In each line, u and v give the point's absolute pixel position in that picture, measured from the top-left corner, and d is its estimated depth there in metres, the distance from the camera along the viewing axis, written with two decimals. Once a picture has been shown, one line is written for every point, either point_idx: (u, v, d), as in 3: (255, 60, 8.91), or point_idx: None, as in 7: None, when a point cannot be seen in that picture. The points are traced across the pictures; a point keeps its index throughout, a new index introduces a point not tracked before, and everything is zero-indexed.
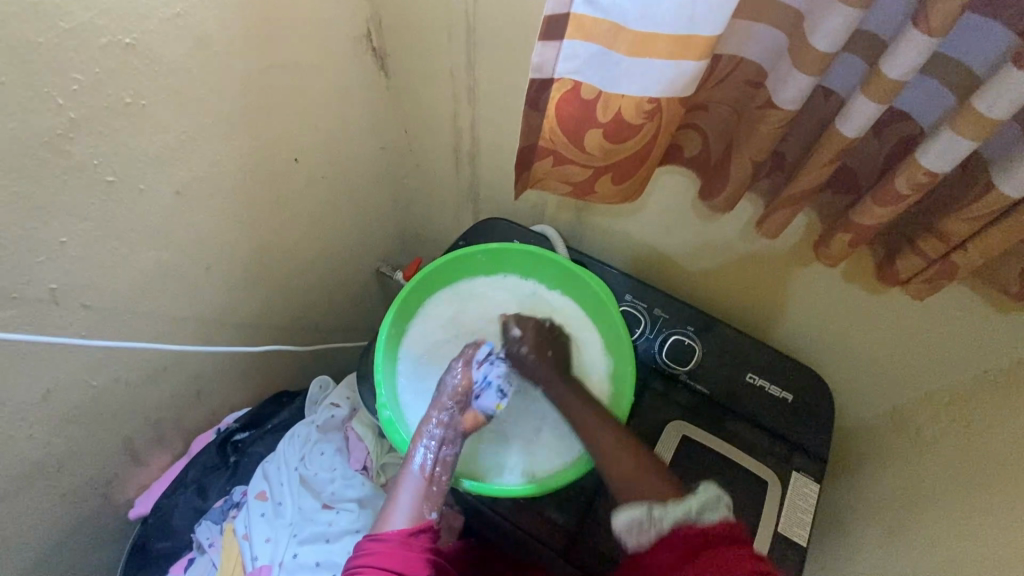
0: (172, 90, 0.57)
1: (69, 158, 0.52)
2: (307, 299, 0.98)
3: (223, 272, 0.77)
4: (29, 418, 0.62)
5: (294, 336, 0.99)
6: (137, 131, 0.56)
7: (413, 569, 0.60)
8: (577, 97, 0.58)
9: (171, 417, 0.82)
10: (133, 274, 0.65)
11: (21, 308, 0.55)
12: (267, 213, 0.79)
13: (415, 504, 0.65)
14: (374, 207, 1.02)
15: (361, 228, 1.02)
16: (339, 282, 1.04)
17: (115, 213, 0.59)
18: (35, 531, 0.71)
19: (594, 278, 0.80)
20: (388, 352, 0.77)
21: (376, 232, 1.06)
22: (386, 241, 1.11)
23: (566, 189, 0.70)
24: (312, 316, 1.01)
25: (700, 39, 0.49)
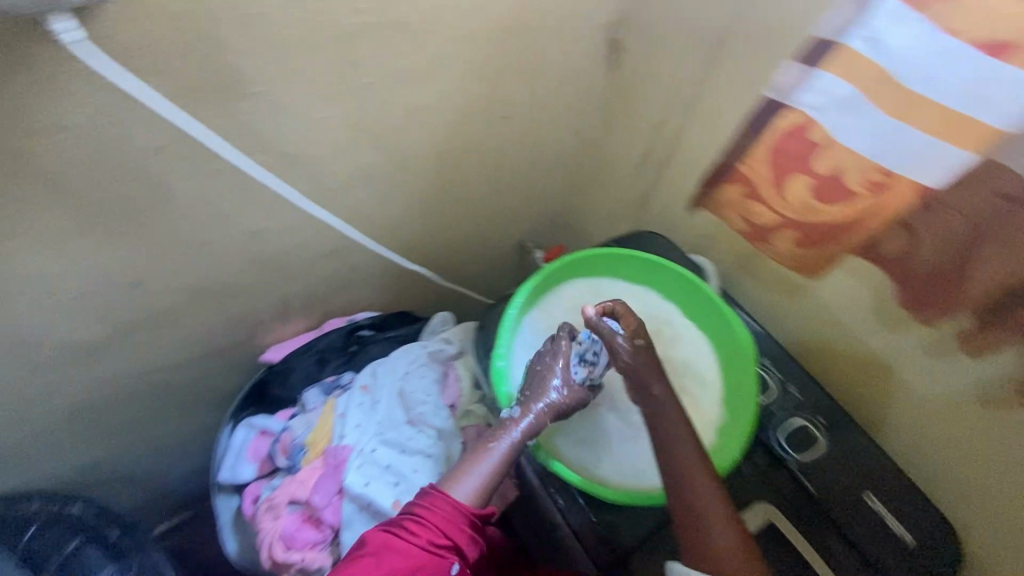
0: (442, 18, 0.64)
1: (351, 50, 0.61)
2: (458, 244, 1.05)
3: (410, 192, 0.86)
4: (232, 246, 0.75)
5: (435, 271, 1.07)
6: (405, 46, 0.65)
7: (464, 547, 0.62)
8: (803, 136, 0.59)
9: (320, 293, 0.94)
10: (349, 163, 0.74)
11: (270, 157, 0.67)
12: (464, 153, 0.86)
13: (484, 484, 0.66)
14: (547, 185, 1.06)
15: (527, 201, 1.07)
16: (490, 241, 1.10)
17: (361, 108, 0.68)
18: (198, 336, 0.85)
19: (737, 319, 0.77)
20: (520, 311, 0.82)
21: (539, 209, 1.11)
22: (543, 222, 1.15)
23: (743, 227, 0.72)
24: (457, 260, 1.08)
25: (985, 128, 0.48)
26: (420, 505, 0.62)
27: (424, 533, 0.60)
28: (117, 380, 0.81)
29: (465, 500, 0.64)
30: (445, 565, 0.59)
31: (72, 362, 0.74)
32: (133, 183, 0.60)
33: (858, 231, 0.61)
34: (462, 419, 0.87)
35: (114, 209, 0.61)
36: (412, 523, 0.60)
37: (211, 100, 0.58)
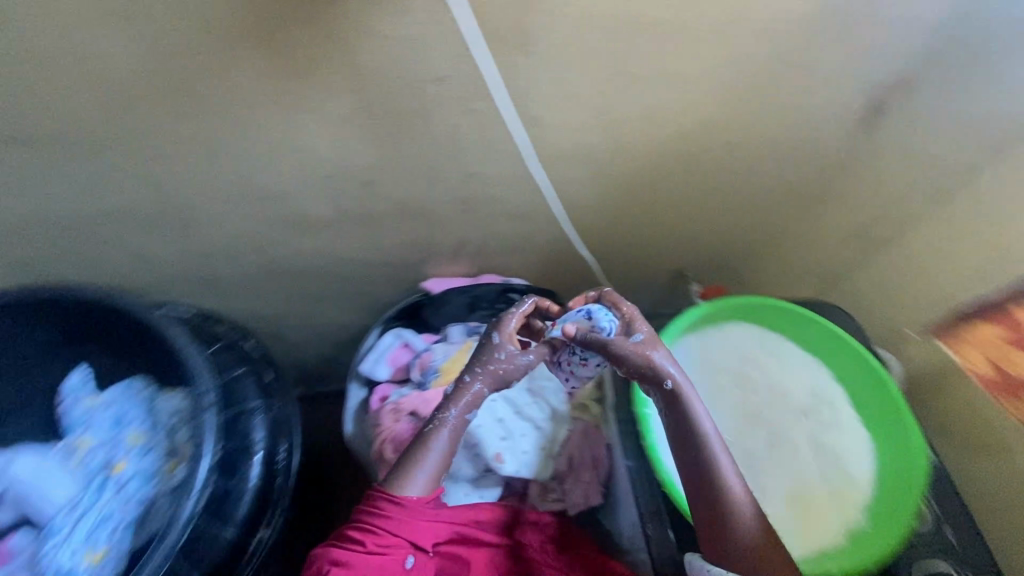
0: (726, 25, 0.65)
1: (628, 39, 0.65)
2: (627, 262, 1.04)
3: (611, 189, 0.87)
4: (446, 177, 0.81)
5: (592, 279, 1.07)
6: (675, 47, 0.67)
7: (421, 541, 0.69)
8: None
9: (491, 250, 0.99)
10: (576, 138, 0.77)
11: (515, 112, 0.72)
12: (678, 170, 0.86)
13: (435, 474, 0.70)
14: (738, 236, 1.01)
15: (710, 244, 1.03)
16: (656, 272, 1.07)
17: (610, 93, 0.72)
18: (383, 248, 0.95)
19: (914, 423, 0.71)
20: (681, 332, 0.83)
21: (717, 258, 1.06)
22: (715, 275, 1.10)
23: (990, 372, 0.69)
24: (621, 275, 1.07)
25: None
26: (369, 508, 0.68)
27: (371, 540, 0.65)
28: (310, 256, 0.94)
29: (420, 494, 0.69)
30: (401, 559, 0.66)
31: (290, 228, 0.87)
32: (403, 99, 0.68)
33: None
34: (575, 408, 0.91)
35: (381, 115, 0.70)
36: (361, 530, 0.66)
37: (497, 49, 0.64)
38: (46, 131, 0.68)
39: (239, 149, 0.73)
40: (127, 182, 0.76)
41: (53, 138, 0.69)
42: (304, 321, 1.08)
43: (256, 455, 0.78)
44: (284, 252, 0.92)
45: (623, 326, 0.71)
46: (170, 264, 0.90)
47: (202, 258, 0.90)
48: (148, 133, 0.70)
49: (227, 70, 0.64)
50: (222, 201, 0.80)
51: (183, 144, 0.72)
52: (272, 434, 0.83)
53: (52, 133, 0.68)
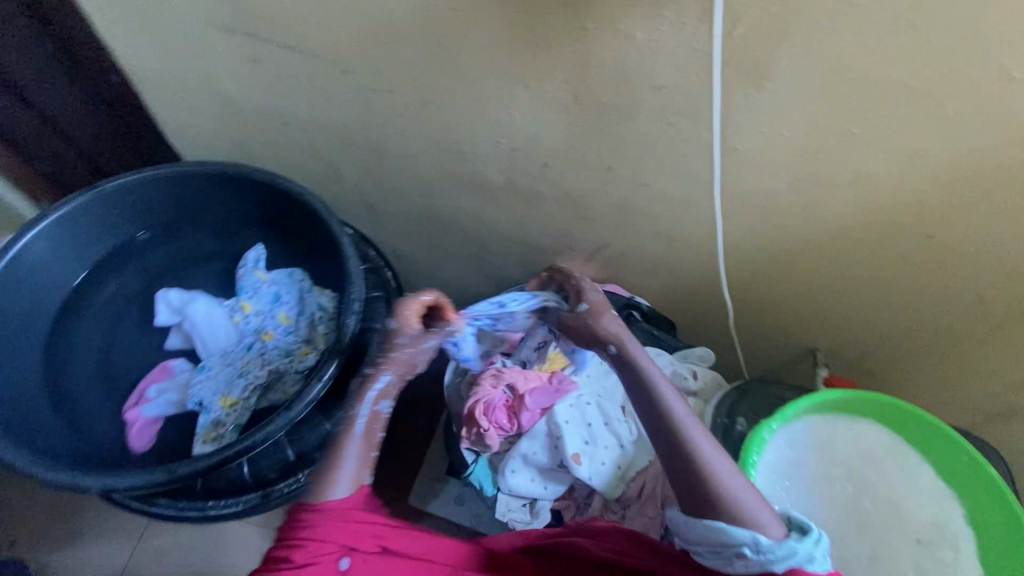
0: (977, 106, 0.60)
1: (870, 101, 0.62)
2: (758, 318, 0.98)
3: (773, 238, 0.83)
4: (614, 181, 0.82)
5: (715, 322, 1.03)
6: (916, 123, 0.63)
7: (357, 540, 0.62)
8: None
9: (624, 263, 0.99)
10: (758, 178, 0.75)
11: (717, 137, 0.71)
12: (853, 243, 0.80)
13: (360, 469, 0.66)
14: (891, 332, 0.92)
15: (856, 330, 0.94)
16: (783, 338, 1.01)
17: (821, 147, 0.69)
18: (525, 227, 0.98)
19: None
20: (812, 410, 0.77)
21: (856, 347, 0.97)
22: (848, 362, 1.01)
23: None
24: (743, 330, 1.02)
25: None
26: (291, 523, 0.62)
27: (297, 552, 0.59)
28: (461, 211, 0.99)
29: (347, 494, 0.64)
30: (333, 564, 0.60)
31: (456, 181, 0.93)
32: (616, 95, 0.69)
33: None
34: None
35: (584, 106, 0.72)
36: (285, 544, 0.61)
37: (731, 72, 0.63)
38: (298, 49, 0.77)
39: (438, 105, 0.79)
40: (343, 104, 0.84)
41: (302, 56, 0.78)
42: (428, 263, 1.15)
43: None
44: (441, 200, 0.98)
45: (574, 296, 0.79)
46: (343, 184, 1.00)
47: (372, 182, 0.98)
48: (370, 74, 0.77)
49: (458, 41, 0.69)
50: (410, 144, 0.87)
51: (392, 91, 0.79)
52: None
53: (300, 56, 0.78)
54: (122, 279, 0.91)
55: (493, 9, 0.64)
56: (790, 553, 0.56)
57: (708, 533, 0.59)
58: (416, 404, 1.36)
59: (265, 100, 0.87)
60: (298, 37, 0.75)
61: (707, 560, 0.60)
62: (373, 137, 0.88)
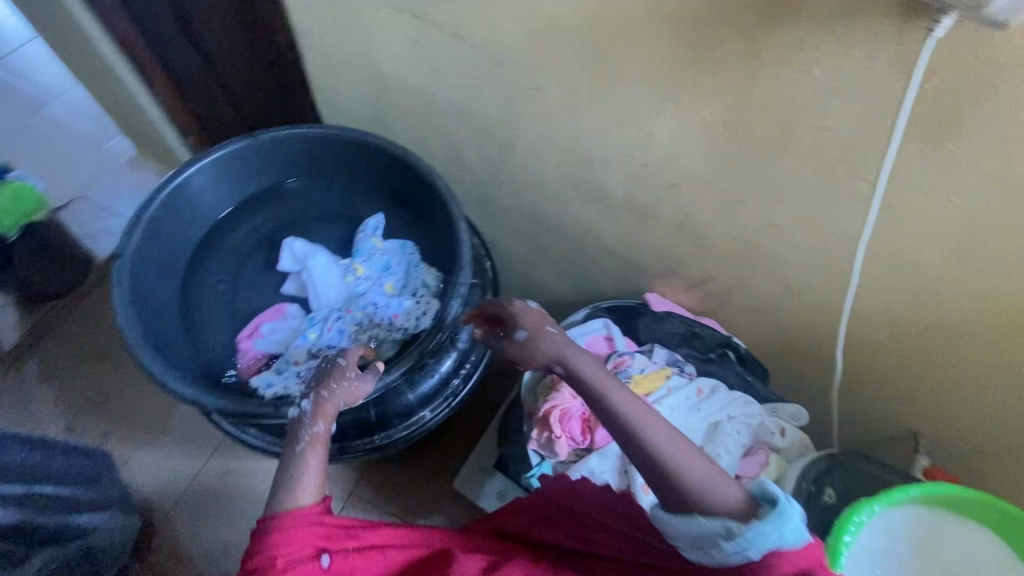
0: None
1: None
2: (861, 386, 0.92)
3: (904, 307, 0.77)
4: (741, 214, 0.79)
5: (812, 378, 0.97)
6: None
7: (331, 540, 0.60)
8: None
9: (728, 299, 0.95)
10: (904, 242, 0.70)
11: (877, 190, 0.66)
12: (999, 334, 0.72)
13: (320, 477, 0.62)
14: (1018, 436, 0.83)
15: (977, 425, 0.85)
16: (885, 413, 0.94)
17: (999, 220, 0.62)
18: (632, 243, 0.97)
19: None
20: (919, 498, 0.72)
21: (969, 440, 0.89)
22: (955, 453, 0.92)
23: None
24: (843, 394, 0.95)
25: None
26: (259, 537, 0.58)
27: (282, 557, 0.56)
28: (573, 216, 0.99)
29: (312, 501, 0.60)
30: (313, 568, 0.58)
31: (573, 184, 0.93)
32: (773, 128, 0.67)
33: None
34: None
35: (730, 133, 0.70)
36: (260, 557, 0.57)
37: (914, 125, 0.59)
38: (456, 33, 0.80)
39: (578, 108, 0.80)
40: (486, 95, 0.86)
41: (457, 41, 0.81)
42: (525, 261, 1.17)
43: (453, 351, 0.89)
44: (555, 202, 0.98)
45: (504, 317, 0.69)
46: (464, 167, 1.03)
47: (493, 174, 1.01)
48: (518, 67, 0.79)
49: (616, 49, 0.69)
50: (539, 141, 0.89)
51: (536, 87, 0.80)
52: (471, 343, 0.92)
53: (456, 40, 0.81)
54: (256, 221, 1.00)
55: (667, 24, 0.63)
56: (764, 534, 0.51)
57: (691, 528, 0.54)
58: (480, 392, 1.39)
59: (414, 81, 0.92)
60: (463, 24, 0.78)
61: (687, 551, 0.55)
62: (506, 131, 0.91)
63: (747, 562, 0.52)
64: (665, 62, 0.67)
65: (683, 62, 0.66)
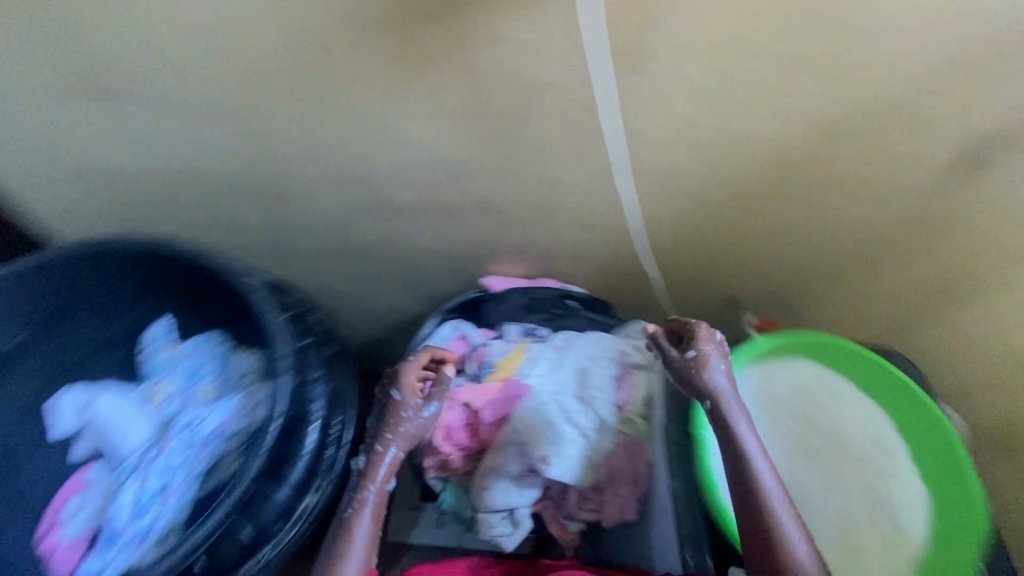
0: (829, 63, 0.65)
1: (748, 65, 0.66)
2: (685, 286, 1.03)
3: (684, 210, 0.87)
4: (527, 180, 0.83)
5: (649, 295, 1.07)
6: (790, 80, 0.67)
7: None
8: None
9: (553, 257, 1.01)
10: (657, 158, 0.78)
11: (618, 124, 0.74)
12: (754, 204, 0.85)
13: (366, 554, 0.76)
14: (806, 284, 0.98)
15: (778, 286, 1.00)
16: (713, 304, 1.06)
17: (712, 113, 0.72)
18: (449, 241, 0.97)
19: (976, 475, 0.71)
20: (742, 358, 0.83)
21: (779, 303, 1.03)
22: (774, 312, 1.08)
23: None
24: (675, 297, 1.06)
25: None
26: None
27: None
28: (384, 237, 0.97)
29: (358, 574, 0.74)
30: None
31: (369, 207, 0.91)
32: (514, 90, 0.70)
33: None
34: (623, 422, 0.90)
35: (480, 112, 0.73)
36: None
37: (616, 59, 0.66)
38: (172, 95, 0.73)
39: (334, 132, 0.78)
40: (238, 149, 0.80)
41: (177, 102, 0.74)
42: (362, 301, 1.12)
43: (313, 424, 0.79)
44: (361, 226, 0.95)
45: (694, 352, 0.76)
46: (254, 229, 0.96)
47: (287, 226, 0.95)
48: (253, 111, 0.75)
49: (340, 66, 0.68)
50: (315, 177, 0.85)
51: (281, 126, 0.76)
52: (331, 406, 0.83)
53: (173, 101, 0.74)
54: (23, 386, 0.86)
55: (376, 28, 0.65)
56: None
57: None
58: None
59: (167, 140, 0.83)
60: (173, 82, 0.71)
61: None
62: (281, 168, 0.85)
63: None
64: (398, 51, 0.68)
65: (411, 47, 0.67)
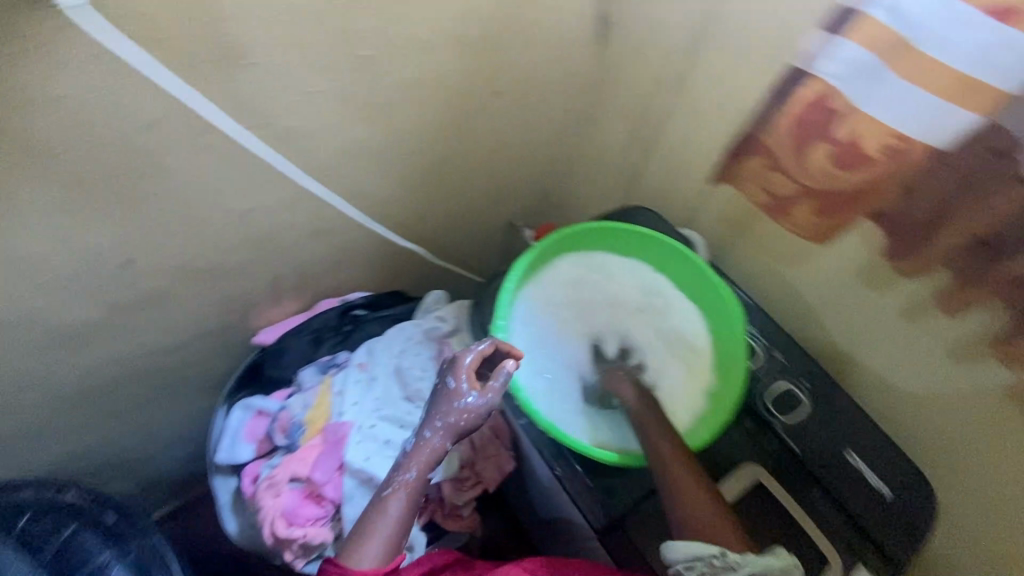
0: None
1: (356, 25, 0.61)
2: (449, 226, 1.04)
3: (401, 171, 0.85)
4: (227, 225, 0.74)
5: (427, 250, 1.06)
6: (407, 21, 0.65)
7: None
8: (823, 105, 0.57)
9: (312, 272, 0.93)
10: (339, 142, 0.73)
11: (274, 133, 0.67)
12: (455, 133, 0.86)
13: (388, 542, 0.65)
14: (540, 165, 1.06)
15: (520, 180, 1.06)
16: (481, 223, 1.10)
17: (354, 83, 0.67)
18: (189, 320, 0.84)
19: (732, 296, 0.78)
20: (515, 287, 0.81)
21: (528, 190, 1.10)
22: (534, 201, 1.15)
23: (760, 199, 0.68)
24: (453, 242, 1.08)
25: (990, 89, 0.47)
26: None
27: None
28: (110, 361, 0.81)
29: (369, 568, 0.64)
30: None
31: (62, 347, 0.74)
32: (124, 148, 0.59)
33: (869, 200, 0.60)
34: None
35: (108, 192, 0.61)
36: None
37: (217, 76, 0.57)
38: None
39: None
40: None
41: None
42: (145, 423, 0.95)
43: None
44: (72, 367, 0.77)
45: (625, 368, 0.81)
46: None
47: None
48: None
49: None
50: None
51: None
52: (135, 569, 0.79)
53: None
54: None
55: None
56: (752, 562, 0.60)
57: (693, 548, 0.61)
58: None
59: None
60: None
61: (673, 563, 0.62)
62: None
63: None
64: None
65: None
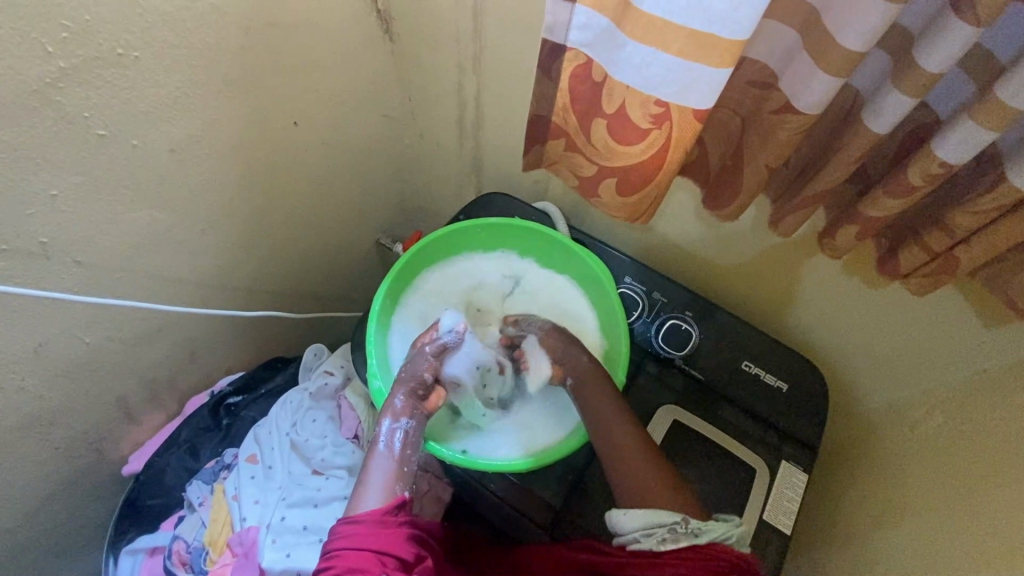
0: (162, 45, 0.54)
1: (78, 107, 0.51)
2: (304, 270, 0.96)
3: (218, 235, 0.76)
4: (20, 370, 0.62)
5: (290, 302, 0.97)
6: (146, 83, 0.55)
7: (372, 556, 0.54)
8: (589, 77, 0.55)
9: (165, 376, 0.82)
10: (123, 232, 0.63)
11: (28, 250, 0.55)
12: (267, 175, 0.77)
13: (387, 484, 0.60)
14: (378, 177, 0.99)
15: (363, 200, 0.99)
16: (339, 254, 1.02)
17: (107, 168, 0.57)
18: (27, 485, 0.71)
19: (594, 259, 0.78)
20: (382, 321, 0.76)
21: (377, 204, 1.04)
22: (389, 212, 1.08)
23: (575, 182, 0.68)
24: (312, 285, 1.00)
25: (720, 41, 0.44)
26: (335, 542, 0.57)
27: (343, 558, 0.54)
28: None
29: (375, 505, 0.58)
30: None
31: None
32: None
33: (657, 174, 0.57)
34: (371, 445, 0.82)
35: None
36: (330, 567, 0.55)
37: None
38: None
39: None
40: None
41: None
42: None
43: None
44: None
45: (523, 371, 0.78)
46: None
47: None
48: None
49: None
50: None
51: None
52: None
53: None
54: None
55: None
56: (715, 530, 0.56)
57: (648, 516, 0.57)
58: None
59: None
60: None
61: (640, 544, 0.57)
62: None
63: (695, 554, 0.55)
64: None
65: None
